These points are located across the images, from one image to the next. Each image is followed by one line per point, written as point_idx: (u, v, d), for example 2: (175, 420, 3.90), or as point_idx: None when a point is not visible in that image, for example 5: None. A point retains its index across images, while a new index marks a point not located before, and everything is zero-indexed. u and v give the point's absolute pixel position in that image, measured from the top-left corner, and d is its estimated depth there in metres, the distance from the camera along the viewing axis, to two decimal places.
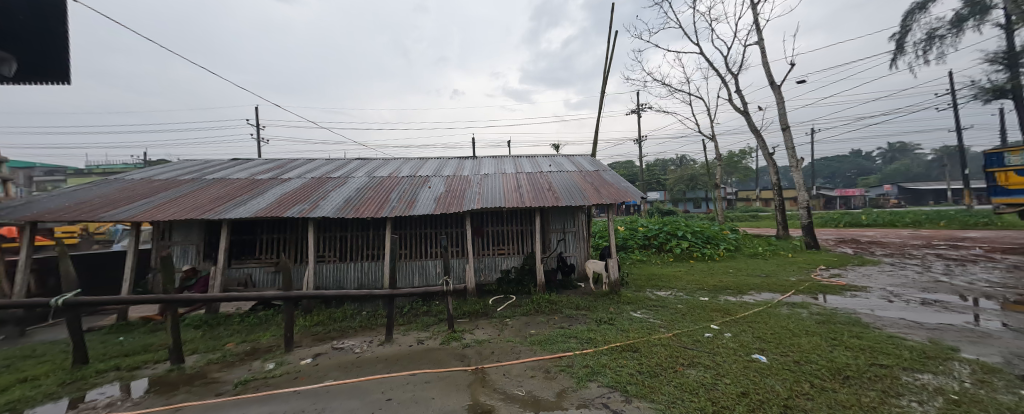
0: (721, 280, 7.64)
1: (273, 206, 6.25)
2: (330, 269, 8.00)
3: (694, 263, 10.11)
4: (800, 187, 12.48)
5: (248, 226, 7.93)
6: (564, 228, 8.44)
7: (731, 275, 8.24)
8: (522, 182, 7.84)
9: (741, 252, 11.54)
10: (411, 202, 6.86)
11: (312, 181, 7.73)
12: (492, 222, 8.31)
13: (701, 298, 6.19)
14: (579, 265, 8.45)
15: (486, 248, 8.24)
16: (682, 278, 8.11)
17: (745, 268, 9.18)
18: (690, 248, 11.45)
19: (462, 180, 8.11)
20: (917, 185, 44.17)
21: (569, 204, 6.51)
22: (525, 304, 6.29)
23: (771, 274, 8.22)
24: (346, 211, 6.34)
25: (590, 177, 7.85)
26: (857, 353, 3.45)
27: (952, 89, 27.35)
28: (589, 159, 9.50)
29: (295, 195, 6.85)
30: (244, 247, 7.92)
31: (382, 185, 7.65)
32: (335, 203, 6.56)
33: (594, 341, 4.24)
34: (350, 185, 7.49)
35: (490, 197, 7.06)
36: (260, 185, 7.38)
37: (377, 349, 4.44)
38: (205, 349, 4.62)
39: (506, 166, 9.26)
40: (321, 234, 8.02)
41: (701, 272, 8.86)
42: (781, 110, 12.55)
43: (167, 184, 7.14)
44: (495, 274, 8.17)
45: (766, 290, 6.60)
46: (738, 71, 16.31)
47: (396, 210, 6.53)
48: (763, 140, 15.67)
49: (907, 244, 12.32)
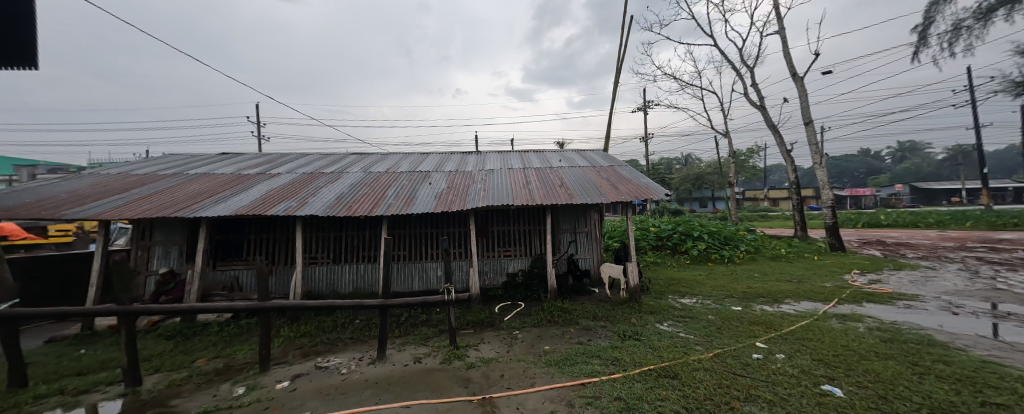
0: (749, 287, 6.96)
1: (257, 203, 5.63)
2: (323, 272, 7.45)
3: (713, 266, 9.42)
4: (824, 185, 11.74)
5: (235, 225, 7.34)
6: (575, 228, 7.81)
7: (759, 281, 7.54)
8: (531, 178, 7.18)
9: (762, 255, 10.81)
10: (410, 200, 6.22)
11: (303, 176, 7.12)
12: (497, 221, 7.68)
13: (733, 307, 5.54)
14: (591, 268, 7.80)
15: (491, 250, 7.63)
16: (705, 284, 7.42)
17: (772, 272, 8.45)
18: (708, 250, 10.74)
19: (465, 176, 7.47)
20: (930, 185, 43.11)
21: (584, 202, 5.86)
22: (535, 313, 5.67)
23: (802, 279, 7.51)
24: (337, 209, 5.70)
25: (606, 173, 7.17)
26: (956, 388, 2.76)
27: (971, 85, 26.40)
28: (601, 154, 8.84)
29: (283, 192, 6.24)
30: (230, 247, 7.34)
31: (379, 181, 7.02)
32: (326, 201, 5.94)
33: (621, 363, 3.59)
34: (344, 181, 6.87)
35: (497, 194, 6.41)
36: (246, 180, 6.77)
37: (367, 370, 3.80)
38: (169, 367, 4.01)
39: (513, 161, 8.61)
40: (313, 234, 7.44)
41: (724, 277, 8.18)
42: (803, 103, 11.82)
43: (145, 179, 6.56)
44: (501, 277, 7.56)
45: (804, 298, 5.91)
46: (754, 64, 15.55)
47: (392, 208, 5.89)
48: (780, 137, 15.02)
49: (939, 246, 11.53)
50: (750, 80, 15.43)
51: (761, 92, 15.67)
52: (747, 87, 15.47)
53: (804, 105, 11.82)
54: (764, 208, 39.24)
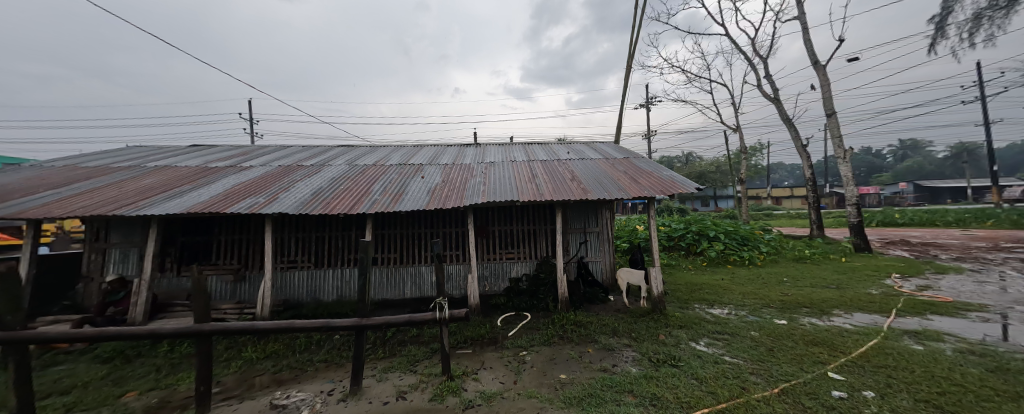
0: (785, 294, 6.16)
1: (217, 198, 4.77)
2: (303, 277, 6.63)
3: (735, 270, 8.62)
4: (847, 181, 10.96)
5: (203, 224, 6.52)
6: (585, 228, 7.01)
7: (792, 286, 6.74)
8: (538, 171, 6.36)
9: (784, 256, 10.03)
10: (399, 195, 5.38)
11: (279, 169, 6.27)
12: (499, 221, 6.88)
13: (776, 321, 4.75)
14: (603, 273, 7.01)
15: (492, 252, 6.84)
16: (732, 290, 6.61)
17: (803, 276, 7.67)
18: (726, 250, 9.94)
19: (463, 169, 6.64)
20: (935, 183, 42.50)
21: (600, 198, 5.03)
22: (544, 327, 4.86)
23: (841, 284, 6.71)
24: (313, 205, 4.85)
25: (622, 165, 6.35)
26: None
27: (982, 80, 25.68)
28: (613, 146, 8.02)
29: (252, 185, 5.36)
30: (198, 250, 6.51)
31: (365, 174, 6.18)
32: (300, 196, 5.07)
33: (663, 404, 2.76)
34: (324, 174, 6.01)
35: (499, 189, 5.59)
36: (212, 173, 5.91)
37: (335, 410, 2.97)
38: (87, 405, 3.18)
39: (516, 153, 7.77)
40: (293, 235, 6.62)
41: (750, 281, 7.37)
42: (826, 93, 11.03)
43: (94, 171, 5.70)
44: (503, 283, 6.78)
45: (856, 309, 5.09)
46: (767, 55, 14.77)
47: (377, 204, 5.04)
48: (796, 131, 14.27)
49: (972, 246, 10.76)
50: (764, 72, 14.65)
51: (775, 84, 14.88)
52: (760, 79, 14.70)
53: (825, 96, 11.06)
54: (767, 207, 38.30)
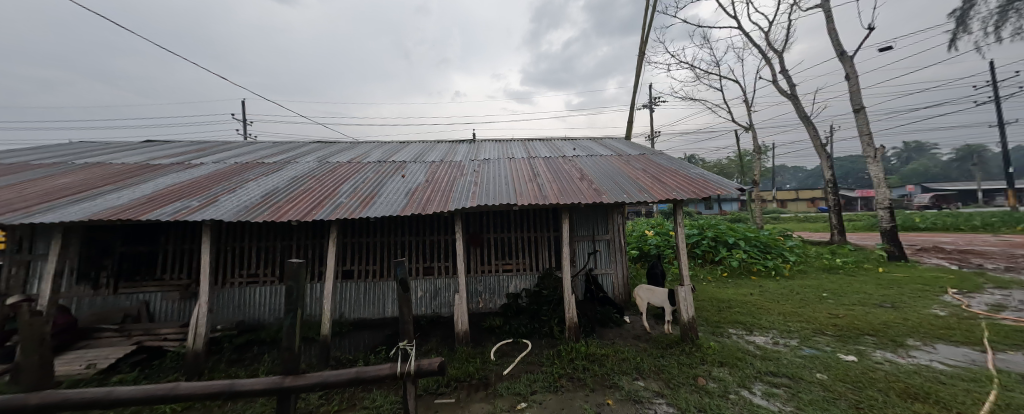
0: (834, 316, 5.17)
1: (137, 202, 3.80)
2: (266, 294, 5.69)
3: (761, 282, 7.63)
4: (878, 182, 10.01)
5: (150, 232, 5.62)
6: (594, 235, 6.06)
7: (837, 305, 5.74)
8: (540, 169, 5.41)
9: (812, 266, 9.03)
10: (370, 198, 4.39)
11: (235, 166, 5.31)
12: (495, 227, 5.91)
13: (841, 356, 3.77)
14: (614, 287, 6.08)
15: (486, 264, 5.90)
16: (768, 310, 5.62)
17: (844, 291, 6.67)
18: (748, 259, 8.95)
19: (451, 167, 5.69)
20: (944, 186, 41.53)
21: (619, 200, 4.07)
22: (549, 364, 3.88)
23: (895, 303, 5.71)
24: (259, 210, 3.87)
25: (640, 163, 5.37)
26: None
27: (996, 79, 24.86)
28: (624, 142, 7.07)
29: (191, 186, 4.39)
30: (140, 262, 5.56)
31: (334, 173, 5.21)
32: (246, 198, 4.10)
33: None
34: (284, 172, 5.04)
35: (493, 190, 4.62)
36: (151, 171, 4.96)
37: None
38: None
39: (515, 150, 6.80)
40: (255, 244, 5.70)
41: (784, 298, 6.39)
42: (853, 86, 10.12)
43: (4, 169, 4.76)
44: (499, 299, 5.89)
45: (935, 339, 4.11)
46: (782, 49, 13.88)
47: (341, 209, 4.04)
48: (814, 130, 13.38)
49: (1016, 254, 9.78)
50: (779, 66, 13.73)
51: (791, 79, 14.01)
52: (775, 74, 13.79)
53: (852, 90, 10.14)
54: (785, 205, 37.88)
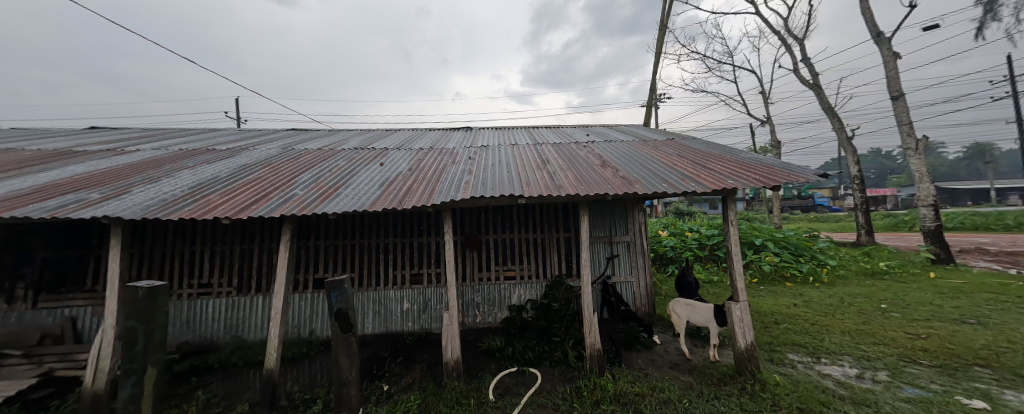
0: (915, 336, 4.17)
1: (16, 194, 2.86)
2: (221, 307, 4.78)
3: (800, 290, 6.66)
4: (920, 177, 9.04)
5: (81, 234, 4.65)
6: (611, 236, 5.10)
7: (909, 320, 4.75)
8: (549, 156, 4.46)
9: (851, 270, 8.02)
10: (335, 189, 3.41)
11: (178, 152, 4.35)
12: (494, 226, 4.96)
13: (965, 402, 2.77)
14: (635, 297, 5.13)
15: (484, 270, 4.94)
16: (826, 327, 4.64)
17: (904, 302, 5.68)
18: (779, 263, 7.98)
19: (442, 155, 4.73)
20: (956, 185, 40.36)
21: (657, 190, 3.09)
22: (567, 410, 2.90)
23: (978, 317, 4.74)
24: (179, 204, 2.91)
25: (673, 148, 4.40)
26: None
27: (1015, 73, 23.95)
28: (644, 128, 6.10)
29: (106, 174, 3.43)
30: (69, 270, 4.61)
31: (297, 160, 4.26)
32: (170, 189, 3.14)
33: None
34: (235, 160, 4.09)
35: (491, 180, 3.66)
36: (70, 157, 4.01)
37: None
38: None
39: (519, 137, 5.84)
40: (208, 247, 4.76)
41: (838, 310, 5.40)
42: (891, 70, 9.17)
43: None
44: (500, 313, 4.95)
45: None
46: (803, 36, 12.94)
47: (293, 202, 3.08)
48: (839, 121, 12.42)
49: None
50: (801, 54, 12.79)
51: (813, 68, 13.06)
52: (796, 63, 12.82)
53: (890, 75, 9.17)
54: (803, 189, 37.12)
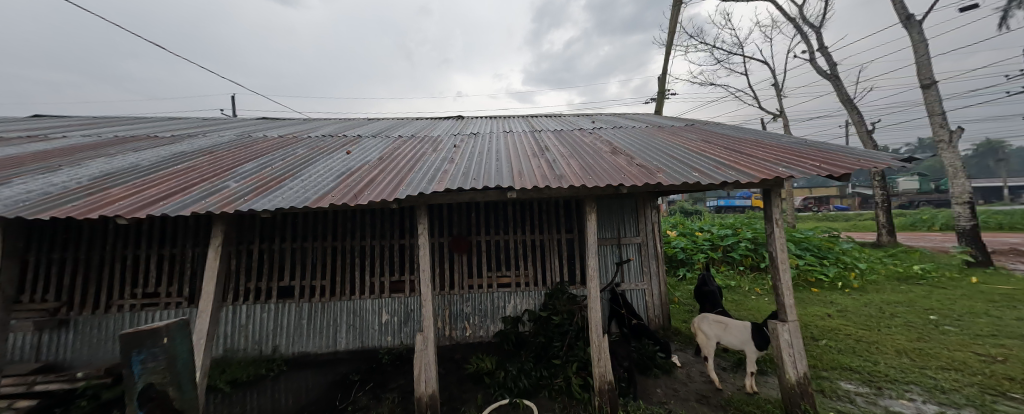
0: (989, 359, 3.47)
1: None
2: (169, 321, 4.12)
3: (830, 297, 5.96)
4: (953, 172, 8.30)
5: None
6: (621, 238, 4.41)
7: (971, 337, 4.06)
8: (548, 143, 3.76)
9: (881, 274, 7.30)
10: (279, 180, 2.75)
11: (111, 139, 3.70)
12: (485, 226, 4.26)
13: None
14: (647, 307, 4.44)
15: (473, 278, 4.26)
16: (875, 345, 3.94)
17: (955, 312, 4.96)
18: (802, 266, 7.25)
19: (422, 143, 4.05)
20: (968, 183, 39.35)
21: (685, 180, 2.38)
22: None
23: None
24: (66, 197, 2.25)
25: (695, 134, 3.72)
26: None
27: None
28: (656, 115, 5.38)
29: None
30: None
31: (249, 148, 3.59)
32: (65, 179, 2.48)
33: None
34: (172, 147, 3.43)
35: (476, 170, 2.97)
36: None
37: None
38: None
39: (514, 125, 5.13)
40: (153, 252, 4.09)
41: (882, 322, 4.70)
42: (922, 55, 8.41)
43: None
44: (492, 325, 4.27)
45: None
46: (820, 23, 12.16)
47: (218, 197, 2.41)
48: (858, 114, 11.66)
49: None
50: (817, 43, 12.02)
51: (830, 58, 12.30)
52: (812, 52, 12.06)
53: (920, 62, 8.43)
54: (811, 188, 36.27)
